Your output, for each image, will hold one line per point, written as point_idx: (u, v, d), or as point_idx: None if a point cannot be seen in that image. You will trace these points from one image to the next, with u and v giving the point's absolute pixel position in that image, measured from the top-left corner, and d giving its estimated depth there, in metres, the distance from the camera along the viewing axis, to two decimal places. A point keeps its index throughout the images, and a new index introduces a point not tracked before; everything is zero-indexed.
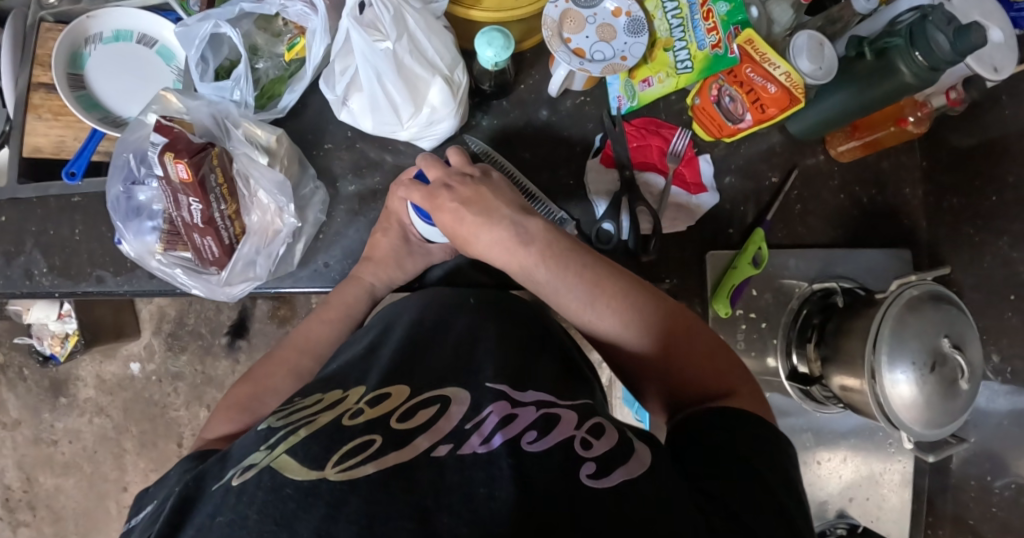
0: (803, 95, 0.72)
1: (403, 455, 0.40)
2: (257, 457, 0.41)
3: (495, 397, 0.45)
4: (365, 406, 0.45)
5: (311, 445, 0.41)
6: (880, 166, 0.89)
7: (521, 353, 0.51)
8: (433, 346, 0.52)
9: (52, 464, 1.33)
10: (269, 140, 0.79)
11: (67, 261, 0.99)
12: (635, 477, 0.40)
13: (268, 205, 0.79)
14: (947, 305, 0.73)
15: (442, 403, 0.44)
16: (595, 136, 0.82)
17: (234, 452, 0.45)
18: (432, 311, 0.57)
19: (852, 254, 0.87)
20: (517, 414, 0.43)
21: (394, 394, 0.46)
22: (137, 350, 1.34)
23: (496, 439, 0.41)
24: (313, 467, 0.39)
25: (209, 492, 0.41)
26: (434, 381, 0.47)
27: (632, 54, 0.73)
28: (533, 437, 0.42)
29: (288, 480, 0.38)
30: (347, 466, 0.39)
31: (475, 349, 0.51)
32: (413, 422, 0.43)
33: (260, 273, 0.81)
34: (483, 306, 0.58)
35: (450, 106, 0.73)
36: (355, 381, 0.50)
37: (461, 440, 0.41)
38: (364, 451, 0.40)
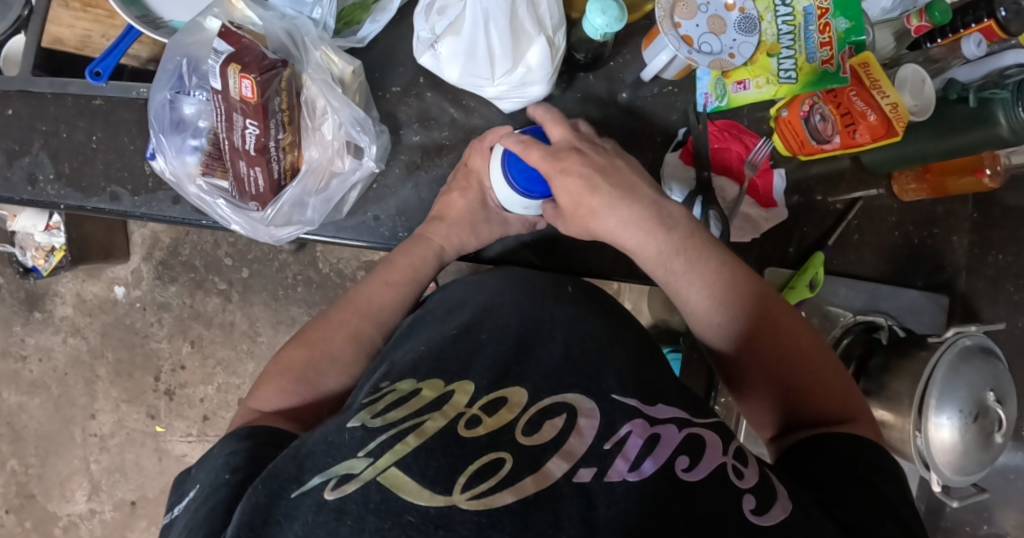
0: (902, 129, 0.72)
1: (540, 481, 0.44)
2: (357, 467, 0.44)
3: (630, 414, 0.48)
4: (482, 414, 0.47)
5: (432, 460, 0.44)
6: (935, 210, 0.89)
7: (634, 358, 0.53)
8: (538, 343, 0.53)
9: (18, 381, 1.25)
10: (343, 71, 0.74)
11: (79, 170, 0.89)
12: (792, 513, 0.45)
13: (330, 141, 0.74)
14: (995, 360, 0.75)
15: (567, 413, 0.47)
16: (678, 128, 0.81)
17: (325, 443, 0.46)
18: (527, 301, 0.57)
19: (897, 293, 0.87)
20: (659, 434, 0.47)
21: (509, 399, 0.48)
22: (124, 274, 1.26)
23: (646, 466, 0.45)
24: (437, 490, 0.43)
25: (291, 499, 0.43)
26: (551, 385, 0.49)
27: (739, 53, 0.73)
28: (686, 464, 0.45)
29: (410, 505, 0.42)
30: (480, 493, 0.43)
31: (585, 353, 0.52)
32: (537, 440, 0.46)
33: (313, 217, 0.76)
34: (604, 299, 0.60)
35: (547, 70, 0.70)
36: (460, 368, 0.51)
37: (605, 466, 0.44)
38: (494, 474, 0.44)
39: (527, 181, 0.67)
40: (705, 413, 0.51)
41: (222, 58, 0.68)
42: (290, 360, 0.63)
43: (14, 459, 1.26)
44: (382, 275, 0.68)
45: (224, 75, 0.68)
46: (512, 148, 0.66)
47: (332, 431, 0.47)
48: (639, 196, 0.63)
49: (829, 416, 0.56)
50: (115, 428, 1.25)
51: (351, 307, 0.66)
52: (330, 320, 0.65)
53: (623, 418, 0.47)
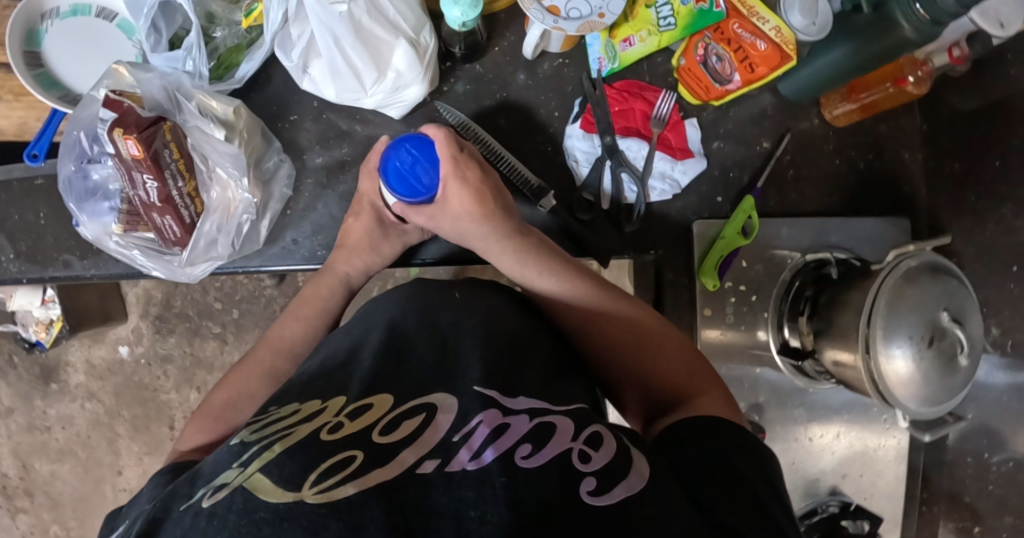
0: (794, 52, 0.70)
1: (388, 471, 0.44)
2: (230, 476, 0.44)
3: (484, 405, 0.49)
4: (345, 419, 0.48)
5: (287, 463, 0.44)
6: (878, 129, 0.84)
7: (506, 353, 0.56)
8: (413, 349, 0.55)
9: (47, 451, 1.33)
10: (225, 112, 0.75)
11: (35, 247, 0.93)
12: (636, 491, 0.45)
13: (226, 180, 0.76)
14: (947, 277, 0.70)
15: (428, 411, 0.49)
16: (573, 100, 0.78)
17: (208, 467, 0.47)
18: (409, 308, 0.59)
19: (849, 223, 0.83)
20: (510, 423, 0.48)
21: (376, 404, 0.49)
22: (125, 334, 1.32)
23: (485, 455, 0.45)
24: (288, 488, 0.42)
25: (174, 513, 0.43)
26: (417, 388, 0.51)
27: (610, 11, 0.70)
28: (528, 451, 0.46)
29: (262, 502, 0.41)
30: (325, 487, 0.42)
31: (458, 352, 0.54)
32: (393, 436, 0.46)
33: (223, 252, 0.77)
34: (480, 294, 0.63)
35: (417, 70, 0.70)
36: (337, 385, 0.52)
37: (448, 456, 0.45)
38: (342, 470, 0.43)
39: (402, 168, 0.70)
40: (565, 400, 0.53)
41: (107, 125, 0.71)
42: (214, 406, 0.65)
43: (56, 524, 1.34)
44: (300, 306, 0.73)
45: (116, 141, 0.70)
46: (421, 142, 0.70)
47: (215, 457, 0.48)
48: (495, 216, 0.70)
49: (680, 394, 0.61)
50: (142, 481, 1.32)
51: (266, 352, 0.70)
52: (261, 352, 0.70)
53: (477, 409, 0.49)
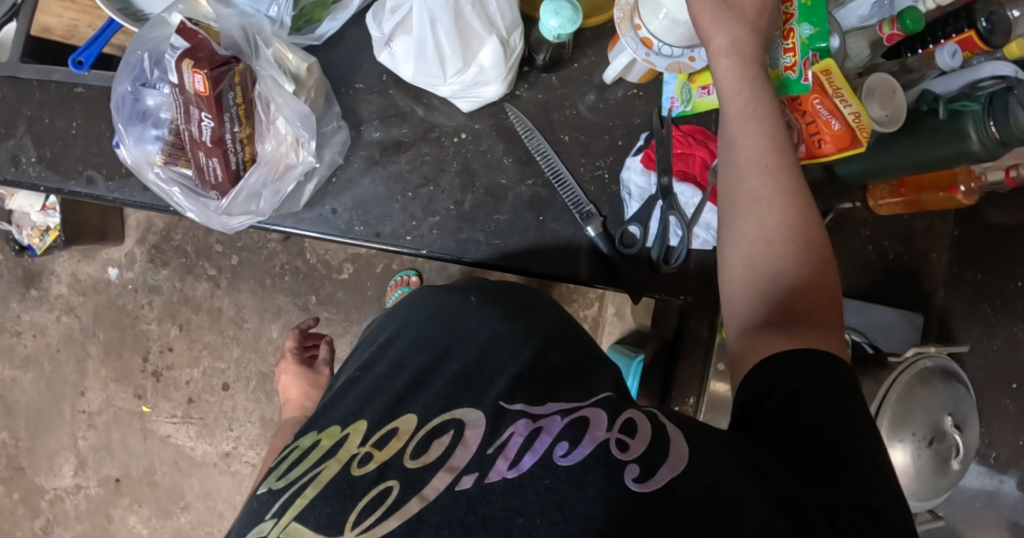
0: (865, 139, 0.71)
1: (423, 500, 0.43)
2: (266, 529, 0.45)
3: (515, 417, 0.48)
4: (373, 450, 0.47)
5: (323, 508, 0.44)
6: (913, 225, 0.87)
7: (530, 359, 0.54)
8: (431, 365, 0.54)
9: (13, 355, 1.29)
10: (298, 67, 0.75)
11: (59, 154, 0.90)
12: (678, 472, 0.43)
13: (284, 135, 0.74)
14: (957, 385, 0.74)
15: (455, 428, 0.47)
16: (639, 133, 0.80)
17: (241, 521, 0.48)
18: (427, 326, 0.59)
19: (867, 308, 0.85)
20: (542, 426, 0.46)
21: (401, 429, 0.48)
22: (118, 256, 1.29)
23: (524, 462, 0.44)
24: (330, 533, 0.43)
25: None
26: (441, 404, 0.49)
27: (700, 57, 0.72)
28: (564, 450, 0.44)
29: None
30: (367, 526, 0.43)
31: (481, 361, 0.54)
32: (427, 457, 0.45)
33: (263, 208, 0.76)
34: (501, 307, 0.62)
35: (501, 69, 0.71)
36: (359, 407, 0.52)
37: (486, 469, 0.44)
38: (381, 504, 0.43)
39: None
40: (595, 390, 0.52)
41: (178, 54, 0.69)
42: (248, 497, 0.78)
43: (6, 431, 1.30)
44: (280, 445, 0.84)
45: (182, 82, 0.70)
46: None
47: (247, 508, 0.48)
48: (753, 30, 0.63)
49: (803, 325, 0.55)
50: (103, 406, 1.29)
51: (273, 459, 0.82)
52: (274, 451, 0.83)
53: (507, 421, 0.47)
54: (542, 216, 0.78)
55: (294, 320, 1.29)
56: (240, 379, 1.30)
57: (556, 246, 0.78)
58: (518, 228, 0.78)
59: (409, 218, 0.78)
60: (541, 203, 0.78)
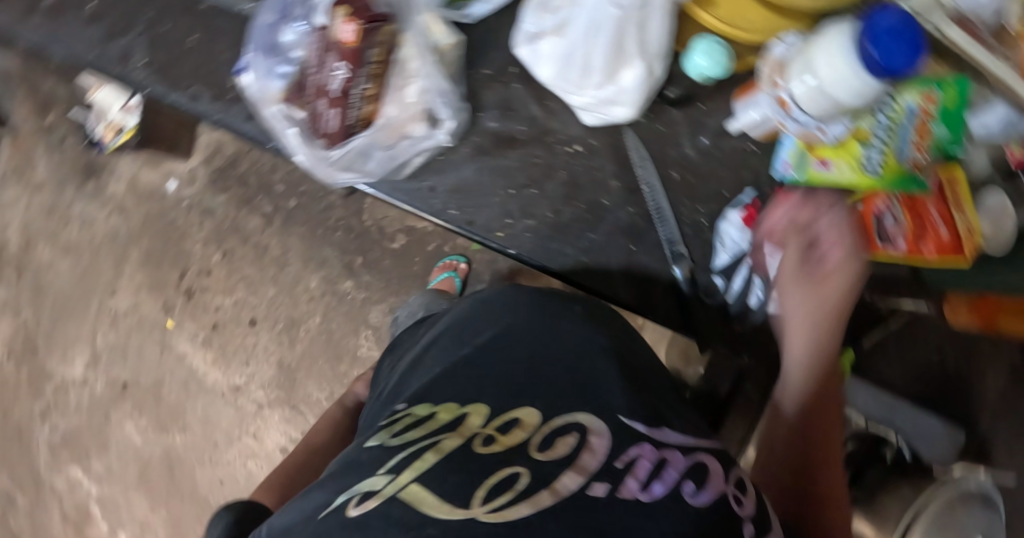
0: (971, 255, 0.71)
1: (557, 494, 0.42)
2: (378, 484, 0.46)
3: (639, 441, 0.47)
4: (496, 434, 0.48)
5: (451, 476, 0.45)
6: (981, 344, 0.87)
7: (638, 378, 0.55)
8: (545, 365, 0.54)
9: (56, 240, 1.30)
10: (442, 41, 0.76)
11: (171, 63, 0.90)
12: None
13: (410, 102, 0.75)
14: (994, 512, 0.75)
15: (578, 432, 0.47)
16: (747, 188, 0.80)
17: (347, 470, 0.49)
18: (536, 324, 0.59)
19: (917, 416, 0.85)
20: (668, 458, 0.46)
21: (523, 420, 0.49)
22: (180, 170, 1.29)
23: (655, 488, 0.43)
24: (455, 503, 0.43)
25: (319, 518, 0.45)
26: (557, 406, 0.50)
27: (830, 132, 0.73)
28: (693, 489, 0.44)
29: (431, 518, 0.42)
30: (498, 506, 0.42)
31: (586, 369, 0.53)
32: (554, 453, 0.45)
33: (372, 169, 0.78)
34: (610, 323, 0.62)
35: (639, 94, 0.72)
36: (472, 393, 0.53)
37: (618, 482, 0.43)
38: (510, 489, 0.43)
39: (889, 34, 0.61)
40: (701, 433, 0.52)
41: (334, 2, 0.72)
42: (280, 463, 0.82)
43: (30, 310, 1.31)
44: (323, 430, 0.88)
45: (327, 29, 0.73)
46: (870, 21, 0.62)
47: (354, 459, 0.50)
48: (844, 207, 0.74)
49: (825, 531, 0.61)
50: (130, 311, 1.30)
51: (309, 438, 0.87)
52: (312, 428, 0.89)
53: (631, 440, 0.47)
54: (633, 245, 0.79)
55: (334, 276, 1.28)
56: (268, 318, 1.29)
57: (638, 277, 0.79)
58: (608, 251, 0.79)
59: (505, 214, 0.80)
60: (637, 232, 0.79)
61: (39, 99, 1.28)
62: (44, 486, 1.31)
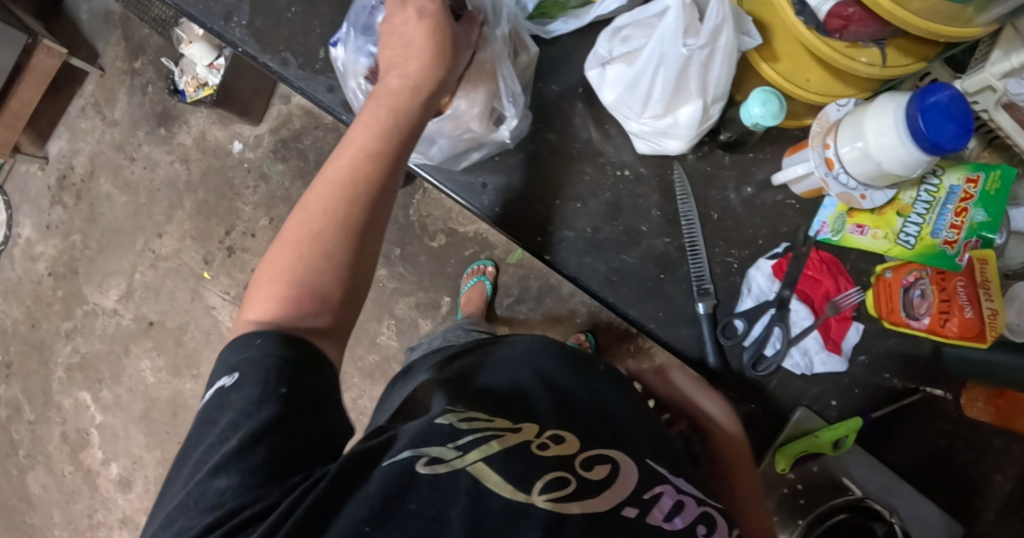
0: (992, 338, 0.75)
1: (596, 505, 0.50)
2: (446, 454, 0.50)
3: (659, 480, 0.56)
4: (550, 443, 0.55)
5: (511, 465, 0.50)
6: (989, 442, 0.87)
7: (650, 433, 0.64)
8: (584, 407, 0.63)
9: (118, 175, 1.37)
10: (520, 49, 0.82)
11: (268, 27, 0.96)
12: None
13: (474, 101, 0.79)
14: None
15: (613, 463, 0.55)
16: (780, 241, 0.85)
17: (412, 432, 0.53)
18: (567, 373, 0.67)
19: (916, 499, 0.84)
20: (684, 503, 0.54)
21: (568, 441, 0.56)
22: (247, 135, 1.36)
23: (675, 521, 0.52)
24: (518, 488, 0.49)
25: (380, 466, 0.49)
26: (599, 442, 0.58)
27: (870, 198, 0.78)
28: (703, 532, 0.53)
29: (493, 493, 0.48)
30: (554, 499, 0.49)
31: (611, 416, 0.63)
32: (594, 475, 0.53)
33: (431, 154, 0.84)
34: (625, 389, 0.71)
35: (691, 132, 0.79)
36: (522, 415, 0.59)
37: (646, 509, 0.52)
38: (561, 490, 0.50)
39: (935, 109, 0.66)
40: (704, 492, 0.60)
41: None
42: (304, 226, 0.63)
43: (79, 236, 1.37)
44: (376, 119, 0.68)
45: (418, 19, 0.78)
46: (915, 101, 0.67)
47: (418, 425, 0.54)
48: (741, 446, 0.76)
49: None
50: (170, 255, 1.35)
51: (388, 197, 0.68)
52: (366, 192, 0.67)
53: (657, 481, 0.56)
54: (663, 274, 0.84)
55: None
56: None
57: (663, 309, 0.84)
58: (638, 276, 0.84)
59: (547, 220, 0.85)
60: (669, 262, 0.84)
61: (132, 45, 1.37)
62: (51, 404, 1.35)
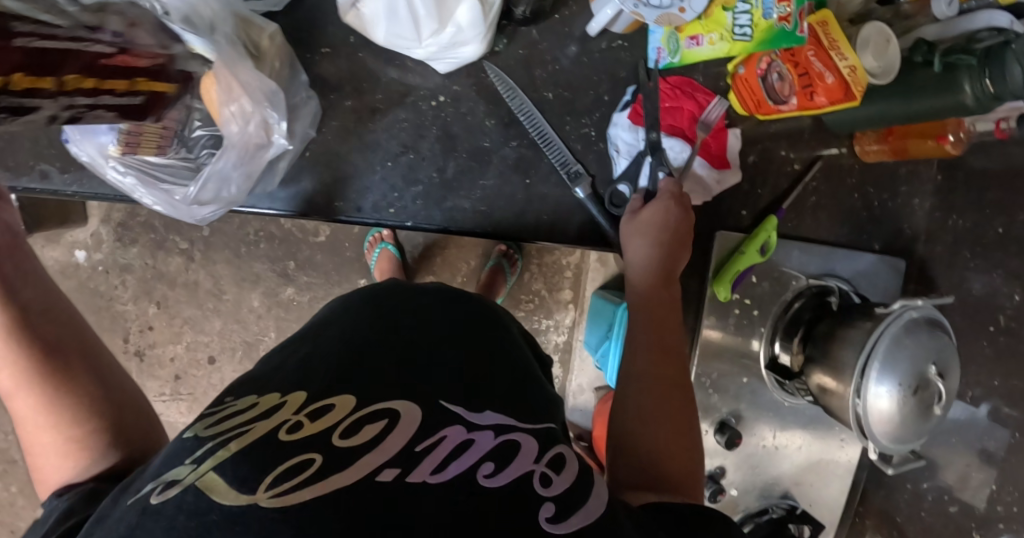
0: (859, 94, 0.71)
1: (342, 478, 0.47)
2: (181, 474, 0.48)
3: (452, 419, 0.54)
4: (305, 420, 0.51)
5: (238, 465, 0.48)
6: (897, 170, 0.87)
7: (460, 348, 0.61)
8: (385, 346, 0.60)
9: None
10: (259, 36, 0.74)
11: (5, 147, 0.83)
12: (590, 518, 0.51)
13: (250, 113, 0.73)
14: (942, 334, 0.76)
15: (390, 418, 0.52)
16: (626, 87, 0.80)
17: (160, 460, 0.51)
18: (379, 311, 0.64)
19: (852, 256, 0.88)
20: (474, 439, 0.52)
21: (338, 405, 0.53)
22: (83, 238, 1.24)
23: (448, 470, 0.49)
24: (241, 490, 0.46)
25: (125, 506, 0.48)
26: (382, 390, 0.55)
27: (690, 7, 0.71)
28: (490, 471, 0.50)
29: (215, 504, 0.46)
30: (279, 492, 0.46)
31: (418, 345, 0.60)
32: (358, 439, 0.50)
33: (235, 193, 0.77)
34: (448, 307, 0.66)
35: (479, 27, 0.72)
36: (294, 383, 0.56)
37: (410, 466, 0.49)
38: (298, 474, 0.47)
39: None
40: (537, 414, 0.59)
41: None
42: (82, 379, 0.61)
43: None
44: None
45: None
46: None
47: (168, 449, 0.52)
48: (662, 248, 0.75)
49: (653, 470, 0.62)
50: None
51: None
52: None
53: (443, 423, 0.53)
54: (528, 179, 0.80)
55: (273, 287, 1.27)
56: (226, 350, 1.29)
57: (544, 211, 0.80)
58: (505, 193, 0.80)
59: (391, 188, 0.80)
60: (527, 164, 0.80)
61: None
62: None
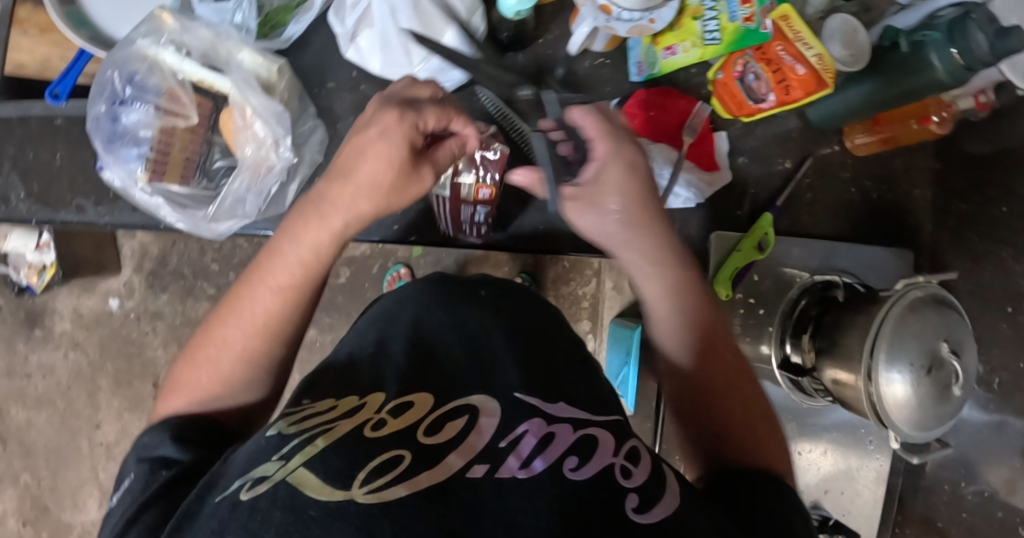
0: (831, 80, 0.73)
1: (433, 477, 0.49)
2: (271, 470, 0.49)
3: (528, 413, 0.55)
4: (388, 417, 0.54)
5: (336, 461, 0.50)
6: (893, 163, 0.88)
7: (528, 343, 0.62)
8: (450, 355, 0.60)
9: (24, 397, 1.31)
10: (269, 70, 0.81)
11: (47, 186, 0.89)
12: (674, 511, 0.51)
13: (263, 138, 0.80)
14: (949, 311, 0.73)
15: (469, 414, 0.55)
16: (610, 100, 0.85)
17: (245, 458, 0.52)
18: (451, 312, 0.64)
19: (855, 249, 0.88)
20: (554, 433, 0.54)
21: (417, 403, 0.56)
22: (117, 286, 1.29)
23: (535, 464, 0.51)
24: (336, 486, 0.48)
25: (213, 503, 0.49)
26: (452, 390, 0.57)
27: (659, 18, 0.74)
28: (576, 465, 0.51)
29: (311, 500, 0.47)
30: (375, 489, 0.48)
31: (486, 351, 0.60)
32: (440, 438, 0.53)
33: (250, 211, 0.83)
34: (508, 299, 0.67)
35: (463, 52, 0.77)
36: (370, 385, 0.58)
37: (499, 463, 0.51)
38: (393, 469, 0.49)
39: None
40: (602, 409, 0.59)
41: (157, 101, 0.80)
42: (218, 333, 0.68)
43: (27, 472, 1.32)
44: None
45: (174, 110, 0.81)
46: None
47: (251, 447, 0.53)
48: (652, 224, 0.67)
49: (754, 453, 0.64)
50: (119, 437, 1.31)
51: (330, 206, 0.69)
52: (306, 218, 0.69)
53: (520, 419, 0.55)
54: None
55: None
56: None
57: None
58: None
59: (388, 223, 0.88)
60: None
61: None
62: None
